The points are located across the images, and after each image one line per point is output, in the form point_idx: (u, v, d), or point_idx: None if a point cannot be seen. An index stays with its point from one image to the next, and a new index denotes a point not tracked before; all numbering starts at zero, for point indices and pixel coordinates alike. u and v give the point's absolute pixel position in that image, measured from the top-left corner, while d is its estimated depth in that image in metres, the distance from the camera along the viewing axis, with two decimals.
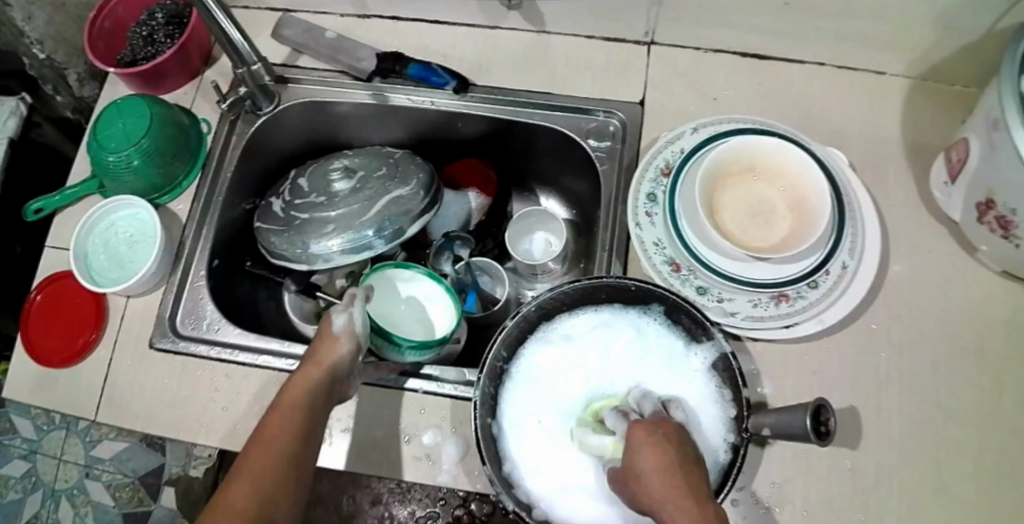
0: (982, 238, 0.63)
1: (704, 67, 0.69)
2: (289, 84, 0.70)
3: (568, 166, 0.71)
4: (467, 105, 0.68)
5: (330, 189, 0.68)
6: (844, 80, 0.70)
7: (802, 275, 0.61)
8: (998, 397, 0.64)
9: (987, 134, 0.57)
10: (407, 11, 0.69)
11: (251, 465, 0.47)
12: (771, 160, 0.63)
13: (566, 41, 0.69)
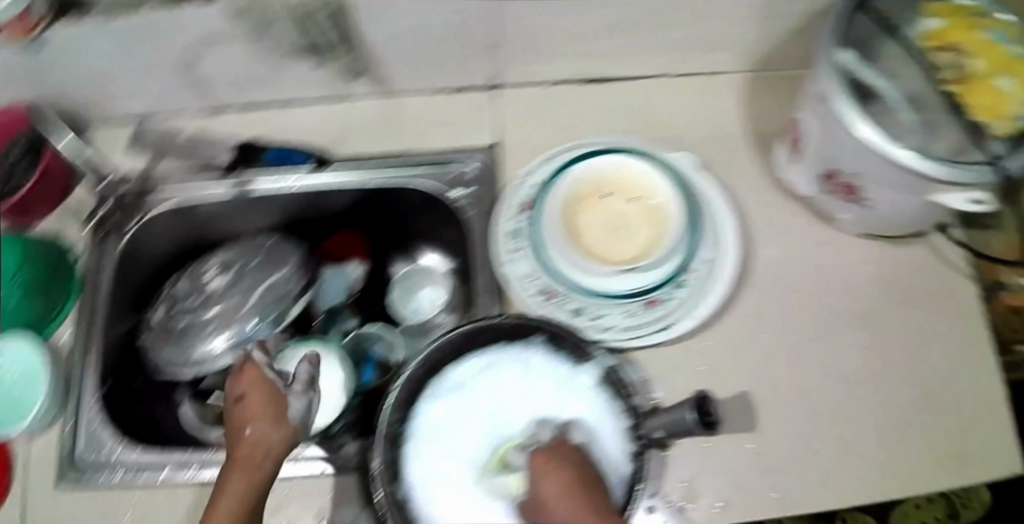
0: (835, 207, 0.67)
1: (550, 100, 0.71)
2: (150, 194, 0.71)
3: (440, 220, 0.71)
4: (326, 182, 0.68)
5: (206, 288, 0.70)
6: (683, 87, 0.73)
7: (664, 279, 0.64)
8: (878, 354, 0.67)
9: (817, 110, 0.61)
10: (258, 100, 0.71)
11: None
12: (619, 176, 0.66)
13: (416, 99, 0.71)
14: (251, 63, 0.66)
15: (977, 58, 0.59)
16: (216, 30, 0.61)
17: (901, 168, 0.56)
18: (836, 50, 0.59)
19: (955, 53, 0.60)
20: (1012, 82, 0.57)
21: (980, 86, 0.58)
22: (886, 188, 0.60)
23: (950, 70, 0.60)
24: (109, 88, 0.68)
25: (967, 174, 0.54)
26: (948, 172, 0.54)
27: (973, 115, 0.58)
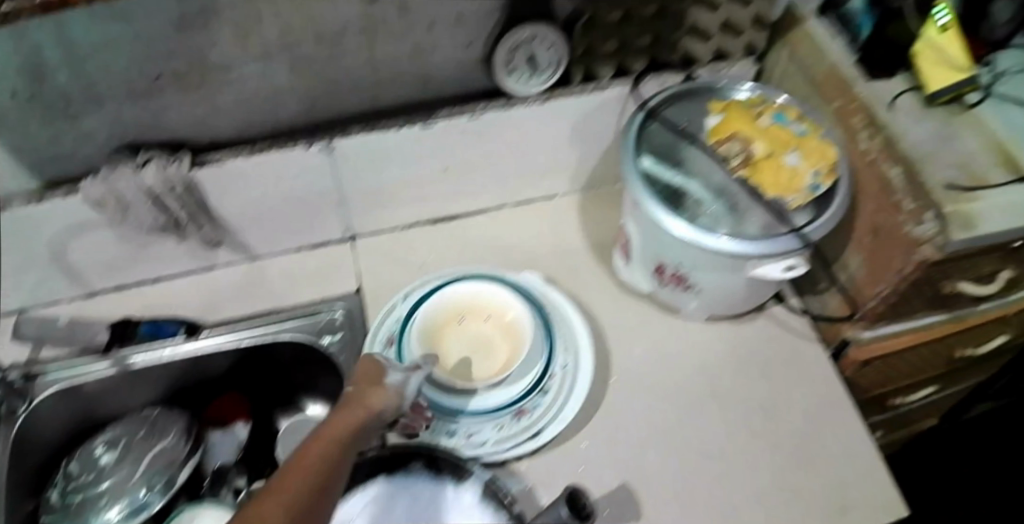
0: (672, 297, 0.74)
1: (405, 242, 0.78)
2: (37, 379, 0.70)
3: (318, 369, 0.75)
4: (202, 345, 0.71)
5: (97, 464, 0.72)
6: (524, 214, 0.81)
7: (527, 390, 0.68)
8: (741, 426, 0.71)
9: (635, 213, 0.68)
10: (131, 279, 0.76)
11: None
12: (473, 299, 0.71)
13: (279, 258, 0.77)
14: (120, 245, 0.71)
15: (761, 144, 0.69)
16: (81, 217, 0.67)
17: (719, 253, 0.63)
18: (638, 158, 0.68)
19: (738, 143, 0.69)
20: (796, 158, 0.68)
21: (769, 166, 0.68)
22: (711, 272, 0.67)
23: (736, 157, 0.69)
24: None
25: (778, 247, 0.62)
26: (759, 249, 0.62)
27: (769, 192, 0.67)
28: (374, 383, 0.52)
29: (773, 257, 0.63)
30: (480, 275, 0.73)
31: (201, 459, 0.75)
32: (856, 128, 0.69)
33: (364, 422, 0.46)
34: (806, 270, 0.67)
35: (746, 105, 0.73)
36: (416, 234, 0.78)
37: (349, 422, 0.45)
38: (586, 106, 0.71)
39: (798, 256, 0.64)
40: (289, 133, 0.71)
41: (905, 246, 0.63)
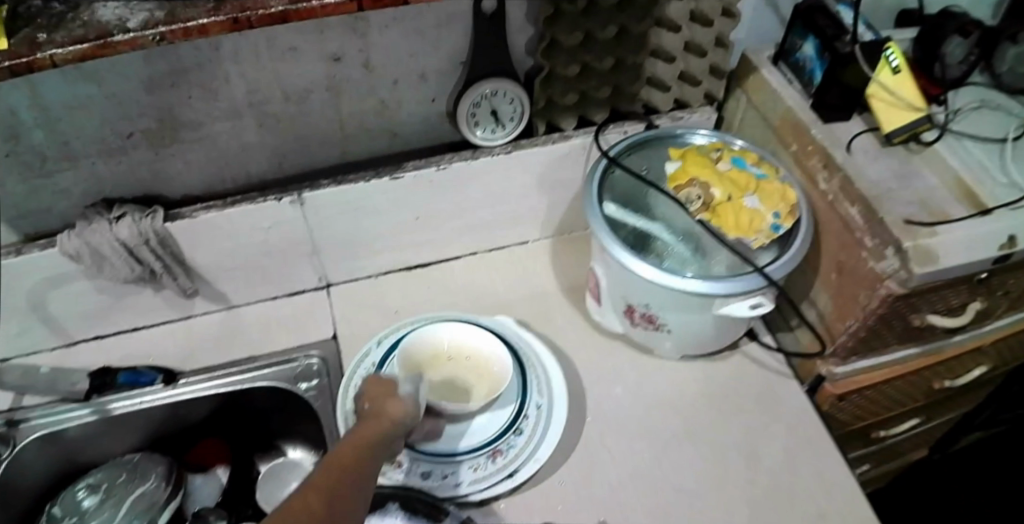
0: (646, 337, 0.74)
1: (376, 290, 0.79)
2: (21, 424, 0.71)
3: (294, 415, 0.75)
4: (181, 393, 0.72)
5: (78, 508, 0.72)
6: (496, 260, 0.84)
7: (501, 429, 0.70)
8: (719, 463, 0.71)
9: (602, 257, 0.70)
10: (109, 328, 0.77)
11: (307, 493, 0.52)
12: (447, 342, 0.72)
13: (253, 308, 0.78)
14: (98, 295, 0.73)
15: (719, 187, 0.71)
16: (57, 270, 0.70)
17: (686, 293, 0.65)
18: (602, 206, 0.71)
19: (697, 187, 0.72)
20: (755, 199, 0.70)
21: (730, 207, 0.70)
22: (679, 312, 0.69)
23: (697, 200, 0.71)
24: None
25: (743, 285, 0.65)
26: (723, 289, 0.64)
27: (731, 232, 0.69)
28: (390, 395, 0.56)
29: (739, 295, 0.66)
30: (455, 317, 0.74)
31: (181, 504, 0.74)
32: (813, 172, 0.73)
33: (386, 435, 0.51)
34: (771, 308, 0.69)
35: (705, 151, 0.76)
36: (390, 281, 0.80)
37: (372, 436, 0.50)
38: (552, 155, 0.76)
39: (762, 294, 0.67)
40: (261, 186, 0.77)
41: (871, 283, 0.65)
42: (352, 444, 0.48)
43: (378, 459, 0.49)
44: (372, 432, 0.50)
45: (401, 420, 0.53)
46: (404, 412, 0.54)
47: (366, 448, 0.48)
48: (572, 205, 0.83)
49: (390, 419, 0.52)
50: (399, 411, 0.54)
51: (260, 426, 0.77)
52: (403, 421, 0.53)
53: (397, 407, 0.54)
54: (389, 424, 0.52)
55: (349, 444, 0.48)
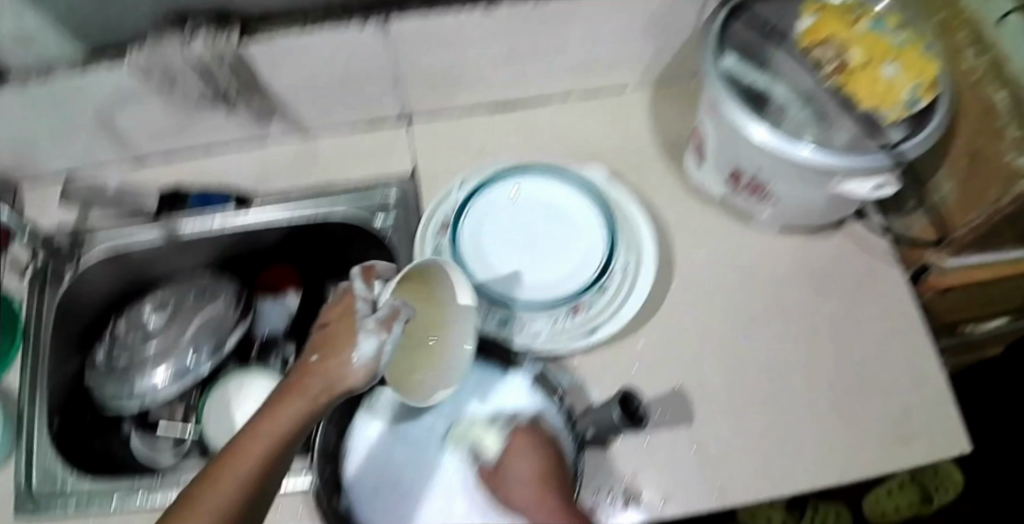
0: (749, 204, 0.68)
1: (463, 123, 0.76)
2: (84, 239, 0.71)
3: (365, 246, 0.75)
4: (247, 219, 0.70)
5: (145, 328, 0.72)
6: (592, 105, 0.77)
7: (586, 285, 0.65)
8: (808, 346, 0.67)
9: (711, 117, 0.63)
10: (175, 148, 0.74)
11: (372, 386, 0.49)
12: (534, 189, 0.69)
13: (330, 139, 0.75)
14: (167, 117, 0.68)
15: (859, 50, 0.60)
16: (122, 90, 0.63)
17: (799, 164, 0.58)
18: (719, 57, 0.63)
19: (835, 46, 0.62)
20: (893, 69, 0.59)
21: (864, 75, 0.60)
22: (793, 185, 0.62)
23: (833, 62, 0.62)
24: (23, 149, 0.70)
25: (865, 161, 0.56)
26: (843, 163, 0.56)
27: (864, 104, 0.59)
28: (338, 341, 0.43)
29: (860, 174, 0.58)
30: (545, 165, 0.69)
31: (250, 326, 0.75)
32: (959, 46, 0.62)
33: (302, 418, 0.43)
34: (894, 190, 0.61)
35: (841, 9, 0.63)
36: (476, 121, 0.76)
37: (282, 422, 0.43)
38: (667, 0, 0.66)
39: (887, 173, 0.58)
40: (342, 7, 0.64)
41: (1003, 176, 0.59)
42: (248, 441, 0.43)
43: (281, 456, 0.44)
44: (281, 420, 0.42)
45: (332, 392, 0.42)
46: (334, 388, 0.42)
47: (268, 441, 0.43)
48: (681, 54, 0.73)
49: (306, 396, 0.42)
50: (329, 385, 0.42)
51: (330, 255, 0.77)
52: (334, 394, 0.42)
53: (308, 382, 0.42)
54: (312, 402, 0.42)
55: (240, 443, 0.43)
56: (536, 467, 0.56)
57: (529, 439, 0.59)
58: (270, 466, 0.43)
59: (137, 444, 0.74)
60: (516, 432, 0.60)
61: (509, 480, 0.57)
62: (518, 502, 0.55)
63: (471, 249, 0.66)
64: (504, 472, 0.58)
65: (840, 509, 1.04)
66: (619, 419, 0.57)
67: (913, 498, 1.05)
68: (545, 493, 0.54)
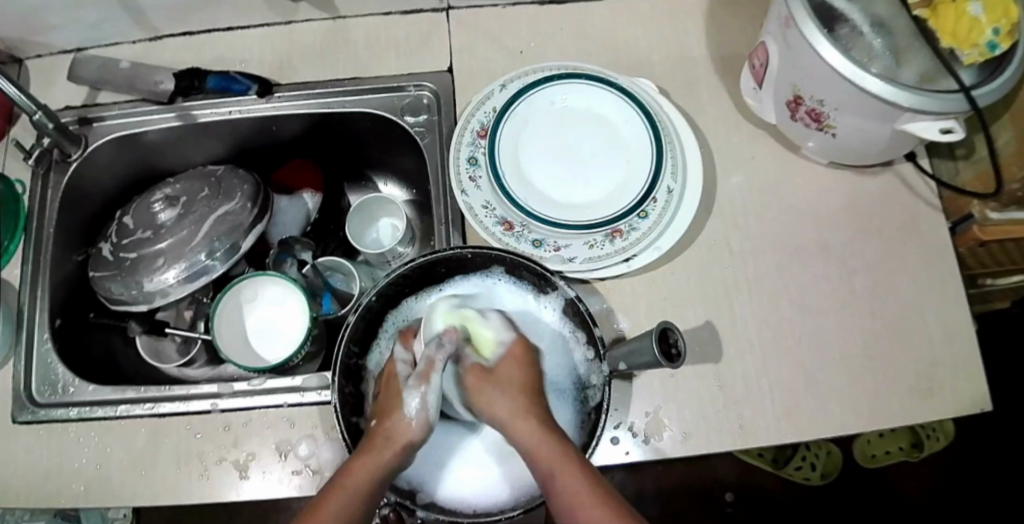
0: (803, 134, 0.65)
1: (507, 20, 0.73)
2: (94, 124, 0.71)
3: (392, 146, 0.77)
4: (276, 107, 0.71)
5: (155, 222, 0.69)
6: (644, 11, 0.74)
7: (627, 208, 0.63)
8: (847, 288, 0.65)
9: (781, 32, 0.59)
10: (197, 25, 0.72)
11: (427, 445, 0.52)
12: (576, 101, 0.67)
13: (363, 22, 0.73)
14: None
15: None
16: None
17: (868, 95, 0.54)
18: None
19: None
20: (982, 7, 0.52)
21: (949, 9, 0.53)
22: (854, 117, 0.58)
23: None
24: (36, 14, 0.66)
25: (944, 104, 0.52)
26: (916, 101, 0.53)
27: (942, 41, 0.53)
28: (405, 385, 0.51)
29: (932, 113, 0.53)
30: (589, 76, 0.66)
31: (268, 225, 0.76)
32: None
33: (398, 460, 0.50)
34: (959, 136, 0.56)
35: None
36: (520, 14, 0.73)
37: (385, 458, 0.49)
38: None
39: (958, 116, 0.54)
40: None
41: None
42: (358, 470, 0.48)
43: (381, 487, 0.49)
44: (387, 453, 0.49)
45: (422, 434, 0.51)
46: (421, 429, 0.51)
47: (375, 477, 0.49)
48: None
49: (409, 432, 0.50)
50: (415, 422, 0.51)
51: (359, 152, 0.80)
52: (423, 433, 0.51)
53: (410, 422, 0.50)
54: (406, 447, 0.50)
55: (352, 472, 0.48)
56: (519, 387, 0.53)
57: (510, 369, 0.54)
58: (375, 496, 0.49)
59: (140, 342, 0.73)
60: (514, 339, 0.57)
61: (492, 401, 0.52)
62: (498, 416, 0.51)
63: (509, 164, 0.65)
64: (489, 391, 0.53)
65: (832, 448, 1.10)
66: (660, 359, 0.50)
67: (902, 443, 1.08)
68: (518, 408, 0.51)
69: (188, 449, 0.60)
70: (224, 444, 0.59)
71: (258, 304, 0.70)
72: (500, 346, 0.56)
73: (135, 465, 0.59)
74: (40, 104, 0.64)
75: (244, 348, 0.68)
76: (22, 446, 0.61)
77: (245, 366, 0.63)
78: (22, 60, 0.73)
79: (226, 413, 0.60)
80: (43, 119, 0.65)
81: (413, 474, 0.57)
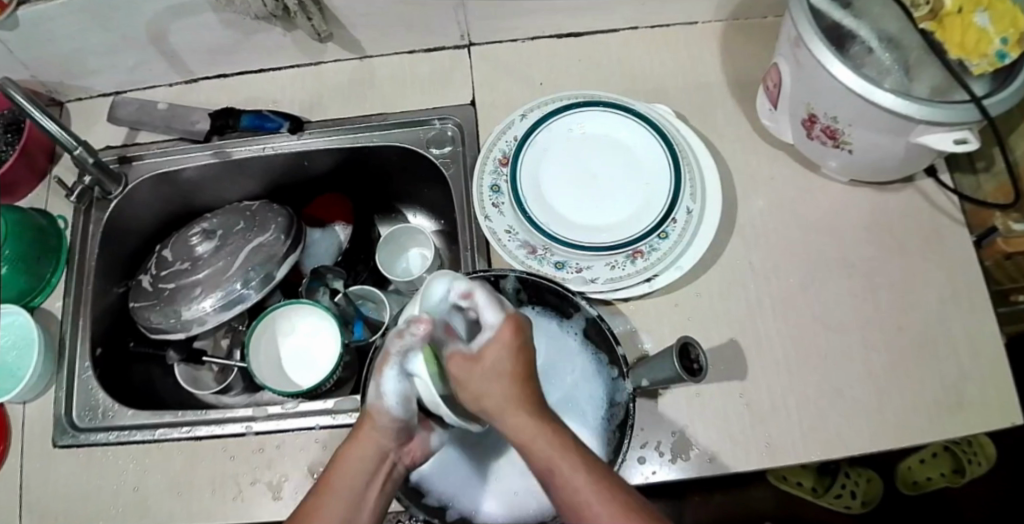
0: (819, 152, 0.66)
1: (525, 54, 0.76)
2: (133, 162, 0.75)
3: (418, 177, 0.80)
4: (307, 142, 0.74)
5: (193, 254, 0.73)
6: (658, 39, 0.76)
7: (647, 229, 0.64)
8: (871, 303, 0.65)
9: (792, 53, 0.61)
10: (232, 68, 0.76)
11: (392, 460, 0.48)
12: (594, 128, 0.69)
13: (389, 60, 0.76)
14: (224, 30, 0.69)
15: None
16: None
17: (880, 109, 0.55)
18: None
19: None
20: (988, 17, 0.54)
21: (955, 21, 0.54)
22: (868, 133, 0.60)
23: (924, 5, 0.56)
24: (82, 59, 0.71)
25: (955, 114, 0.53)
26: (929, 113, 0.54)
27: (951, 53, 0.54)
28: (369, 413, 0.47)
29: (945, 124, 0.54)
30: (606, 103, 0.69)
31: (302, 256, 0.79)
32: None
33: (378, 451, 0.47)
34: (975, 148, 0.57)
35: None
36: (539, 47, 0.76)
37: (362, 454, 0.47)
38: None
39: (972, 126, 0.55)
40: None
41: None
42: (339, 467, 0.47)
43: (370, 481, 0.47)
44: (364, 447, 0.47)
45: (394, 425, 0.46)
46: (389, 421, 0.46)
47: (356, 474, 0.47)
48: None
49: (379, 426, 0.46)
50: (379, 412, 0.46)
51: (387, 185, 0.83)
52: (397, 423, 0.46)
53: (374, 411, 0.46)
54: (380, 438, 0.47)
55: (332, 472, 0.47)
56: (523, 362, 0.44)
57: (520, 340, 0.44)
58: (366, 496, 0.47)
59: (179, 370, 0.76)
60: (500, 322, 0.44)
61: (487, 374, 0.43)
62: (496, 401, 0.43)
63: (530, 190, 0.67)
64: (488, 365, 0.43)
65: (872, 476, 1.06)
66: (683, 374, 0.53)
67: (944, 469, 1.05)
68: (519, 396, 0.43)
69: (223, 472, 0.61)
70: (257, 467, 0.61)
71: (293, 337, 0.72)
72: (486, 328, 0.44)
73: (171, 488, 0.61)
74: (80, 140, 0.67)
75: (280, 374, 0.71)
76: (63, 470, 0.63)
77: (278, 390, 0.65)
78: (64, 104, 0.77)
79: (260, 436, 0.62)
80: (84, 154, 0.68)
81: (440, 493, 0.57)
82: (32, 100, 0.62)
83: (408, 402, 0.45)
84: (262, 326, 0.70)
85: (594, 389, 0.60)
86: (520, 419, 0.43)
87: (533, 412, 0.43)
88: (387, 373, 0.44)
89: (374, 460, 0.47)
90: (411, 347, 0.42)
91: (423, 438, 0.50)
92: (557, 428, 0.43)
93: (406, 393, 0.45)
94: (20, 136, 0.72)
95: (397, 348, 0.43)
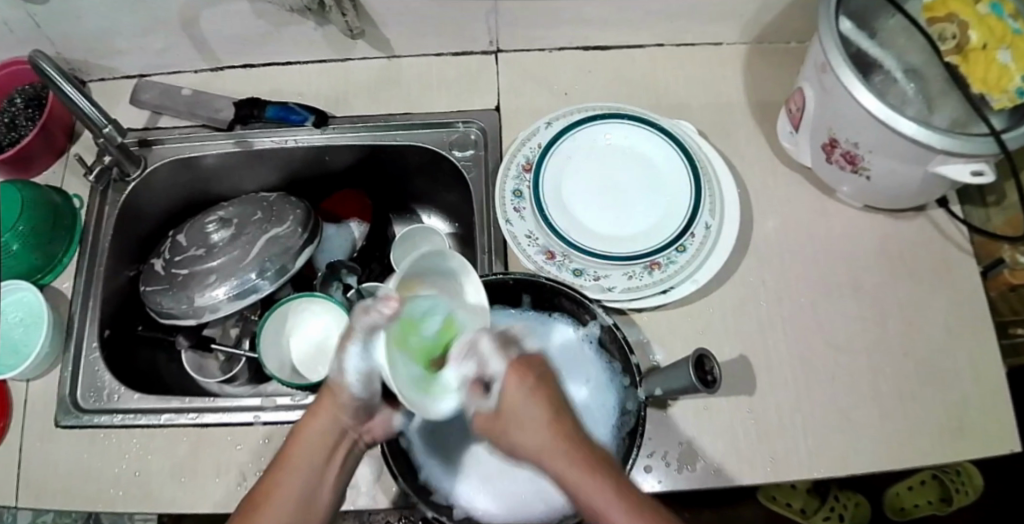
0: (837, 176, 0.68)
1: (551, 64, 0.77)
2: (153, 146, 0.75)
3: (438, 179, 0.80)
4: (330, 137, 0.75)
5: (208, 241, 0.73)
6: (683, 57, 0.78)
7: (666, 241, 0.65)
8: (881, 327, 0.66)
9: (818, 78, 0.62)
10: (259, 59, 0.76)
11: (344, 448, 0.49)
12: (619, 140, 0.70)
13: (417, 61, 0.77)
14: (256, 20, 0.70)
15: (978, 29, 0.56)
16: None
17: (900, 137, 0.57)
18: (837, 19, 0.60)
19: (955, 23, 0.57)
20: (1011, 55, 0.55)
21: (979, 55, 0.56)
22: (888, 160, 0.61)
23: (950, 40, 0.57)
24: (112, 40, 0.71)
25: (976, 146, 0.54)
26: (947, 143, 0.55)
27: (973, 86, 0.56)
28: (333, 401, 0.47)
29: (964, 155, 0.56)
30: (630, 118, 0.70)
31: (316, 251, 0.79)
32: None
33: (336, 427, 0.48)
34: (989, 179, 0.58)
35: None
36: (566, 59, 0.77)
37: (320, 428, 0.48)
38: None
39: (989, 160, 0.56)
40: None
41: None
42: (296, 444, 0.48)
43: (330, 458, 0.48)
44: (322, 423, 0.48)
45: (354, 403, 0.47)
46: (349, 397, 0.46)
47: (312, 448, 0.48)
48: (782, 14, 0.73)
49: (338, 402, 0.47)
50: (341, 389, 0.46)
51: (405, 185, 0.84)
52: (355, 402, 0.47)
53: (336, 386, 0.47)
54: (340, 414, 0.48)
55: (290, 449, 0.48)
56: (547, 407, 0.43)
57: (533, 376, 0.44)
58: (323, 474, 0.48)
59: (186, 357, 0.77)
60: (509, 368, 0.44)
61: (512, 424, 0.43)
62: (526, 448, 0.43)
63: (552, 196, 0.67)
64: (508, 417, 0.43)
65: (860, 500, 1.07)
66: (698, 385, 0.53)
67: (931, 497, 1.06)
68: (558, 439, 0.42)
69: (227, 460, 0.61)
70: (264, 456, 0.60)
71: (299, 331, 0.72)
72: (493, 379, 0.44)
73: (173, 473, 0.60)
74: (110, 119, 0.68)
75: (285, 366, 0.70)
76: (64, 451, 0.62)
77: (288, 381, 0.65)
78: (87, 83, 0.77)
79: (268, 426, 0.62)
80: (113, 133, 0.68)
81: (449, 493, 0.57)
82: (64, 74, 0.62)
83: (369, 382, 0.45)
84: (296, 303, 0.72)
85: (607, 399, 0.60)
86: (557, 471, 0.42)
87: (567, 452, 0.42)
88: (351, 348, 0.43)
89: (335, 435, 0.48)
90: (381, 325, 0.42)
91: (385, 417, 0.51)
92: (602, 466, 0.41)
93: (367, 373, 0.44)
94: (42, 112, 0.71)
95: (364, 324, 0.42)
